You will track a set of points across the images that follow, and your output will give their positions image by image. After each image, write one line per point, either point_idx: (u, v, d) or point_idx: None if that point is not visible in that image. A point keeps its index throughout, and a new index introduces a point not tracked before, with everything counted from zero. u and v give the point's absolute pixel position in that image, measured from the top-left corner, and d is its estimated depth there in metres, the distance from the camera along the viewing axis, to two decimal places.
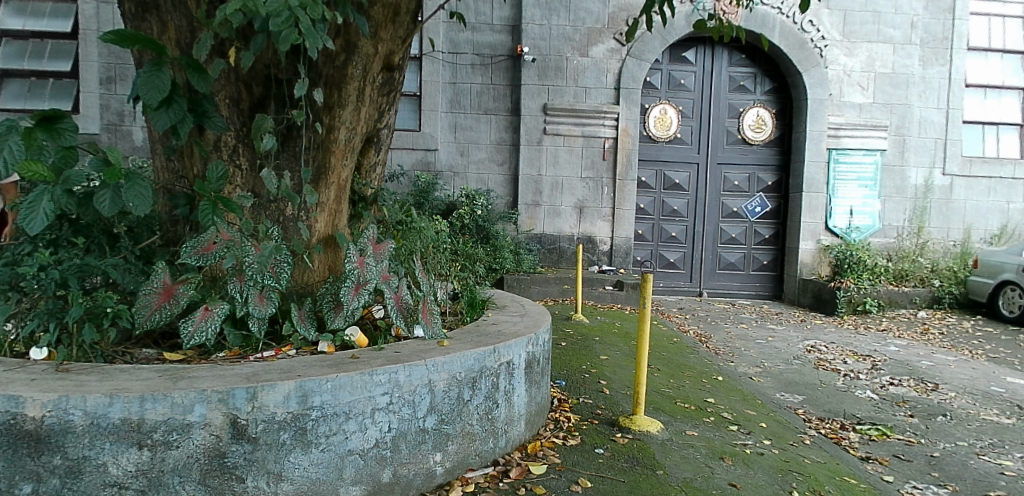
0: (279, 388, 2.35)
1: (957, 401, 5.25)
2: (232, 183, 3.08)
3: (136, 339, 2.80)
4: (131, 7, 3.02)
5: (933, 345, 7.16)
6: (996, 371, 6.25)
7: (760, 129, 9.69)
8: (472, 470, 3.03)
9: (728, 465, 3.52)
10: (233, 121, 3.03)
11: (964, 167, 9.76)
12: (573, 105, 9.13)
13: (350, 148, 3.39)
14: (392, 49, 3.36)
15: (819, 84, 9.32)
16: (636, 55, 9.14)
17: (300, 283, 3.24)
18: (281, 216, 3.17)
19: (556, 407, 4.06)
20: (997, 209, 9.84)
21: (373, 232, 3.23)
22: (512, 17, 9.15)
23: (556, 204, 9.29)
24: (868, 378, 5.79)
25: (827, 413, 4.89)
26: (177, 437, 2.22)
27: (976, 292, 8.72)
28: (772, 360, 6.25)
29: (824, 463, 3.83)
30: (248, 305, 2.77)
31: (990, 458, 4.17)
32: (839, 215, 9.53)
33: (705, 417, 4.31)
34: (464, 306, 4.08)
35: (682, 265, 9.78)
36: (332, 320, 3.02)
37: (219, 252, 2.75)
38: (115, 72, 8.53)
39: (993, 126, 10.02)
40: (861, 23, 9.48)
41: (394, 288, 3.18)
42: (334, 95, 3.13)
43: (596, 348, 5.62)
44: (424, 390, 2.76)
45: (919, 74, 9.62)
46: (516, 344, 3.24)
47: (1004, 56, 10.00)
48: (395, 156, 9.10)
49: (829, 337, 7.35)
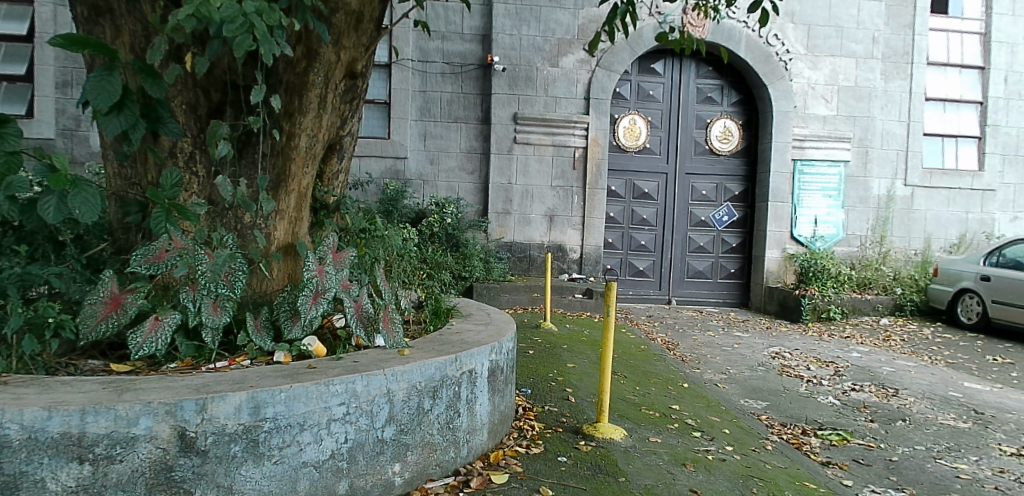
0: (230, 399, 2.31)
1: (916, 406, 5.39)
2: (188, 190, 3.03)
3: (81, 350, 2.73)
4: (83, 11, 2.96)
5: (895, 351, 7.34)
6: (955, 376, 6.42)
7: (727, 140, 9.86)
8: (432, 480, 3.00)
9: (690, 471, 3.56)
10: (190, 127, 2.99)
11: (925, 178, 10.06)
12: (543, 114, 9.18)
13: (312, 155, 3.37)
14: (355, 56, 3.36)
15: (784, 97, 9.53)
16: (605, 66, 9.25)
17: (257, 292, 3.19)
18: (237, 224, 3.12)
19: (522, 416, 4.06)
20: (956, 219, 10.16)
21: (333, 240, 3.19)
22: (483, 27, 9.22)
23: (527, 213, 9.31)
24: (831, 384, 5.91)
25: (789, 418, 4.97)
26: (121, 451, 2.16)
27: (936, 299, 8.97)
28: (738, 367, 6.34)
29: (784, 468, 3.89)
30: (202, 314, 2.72)
31: (947, 462, 4.28)
32: (804, 225, 9.72)
33: (670, 424, 4.35)
34: (428, 315, 4.03)
35: (651, 273, 9.87)
36: (289, 329, 2.97)
37: (171, 260, 2.69)
38: (72, 76, 8.34)
39: (952, 139, 10.32)
40: (825, 38, 9.72)
41: (354, 296, 3.14)
42: (294, 102, 3.12)
43: (564, 356, 5.64)
44: (383, 399, 2.73)
45: (881, 88, 9.90)
46: (479, 352, 3.23)
47: (963, 70, 10.31)
48: (363, 164, 9.05)
49: (794, 344, 7.48)
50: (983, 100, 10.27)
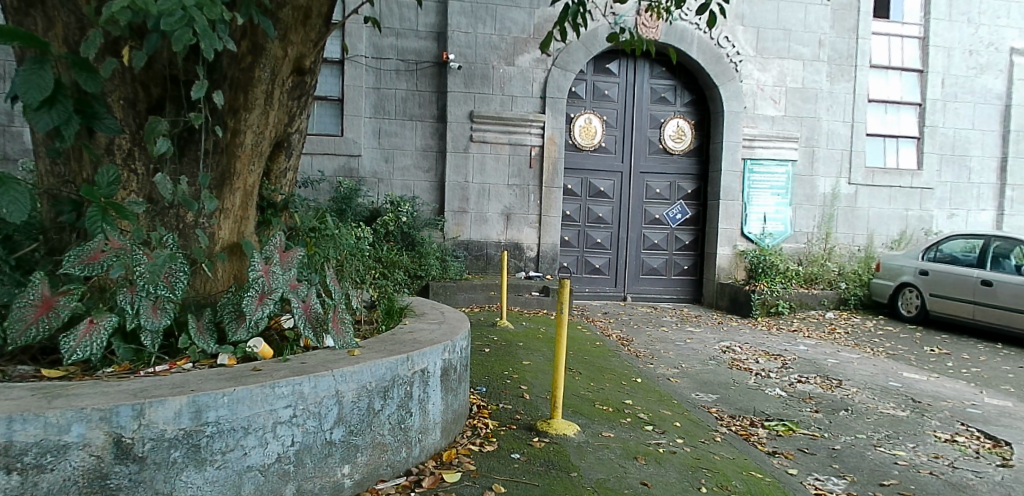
0: (169, 404, 2.24)
1: (858, 396, 5.63)
2: (126, 188, 2.92)
3: (10, 356, 2.61)
4: (12, 2, 2.83)
5: (839, 344, 7.64)
6: (895, 367, 6.72)
7: (680, 140, 10.06)
8: (383, 481, 2.99)
9: (641, 464, 3.63)
10: (128, 123, 2.88)
11: (868, 177, 10.49)
12: (499, 112, 9.20)
13: (258, 152, 3.30)
14: (303, 52, 3.30)
15: (734, 98, 9.79)
16: (561, 65, 9.32)
17: (201, 293, 3.11)
18: (180, 223, 3.03)
19: (476, 414, 4.07)
20: (896, 216, 10.62)
21: (280, 239, 3.13)
22: (438, 24, 9.17)
23: (483, 211, 9.32)
24: (778, 377, 6.12)
25: (738, 410, 5.12)
26: (52, 459, 2.08)
27: (878, 293, 9.36)
28: (690, 362, 6.50)
29: (733, 459, 4.01)
30: (140, 316, 2.64)
31: (885, 449, 4.48)
32: (754, 222, 10.02)
33: (623, 418, 4.43)
34: (381, 314, 4.00)
35: (607, 271, 10.01)
36: (233, 331, 2.90)
37: (107, 261, 2.60)
38: (3, 68, 7.94)
39: (893, 139, 10.79)
40: (773, 41, 10.03)
41: (302, 296, 3.09)
42: (239, 98, 3.05)
43: (519, 354, 5.67)
44: (331, 401, 2.70)
45: (827, 90, 10.26)
46: (431, 351, 3.22)
47: (903, 74, 10.77)
48: (316, 161, 8.90)
49: (744, 338, 7.71)
50: (922, 102, 10.76)
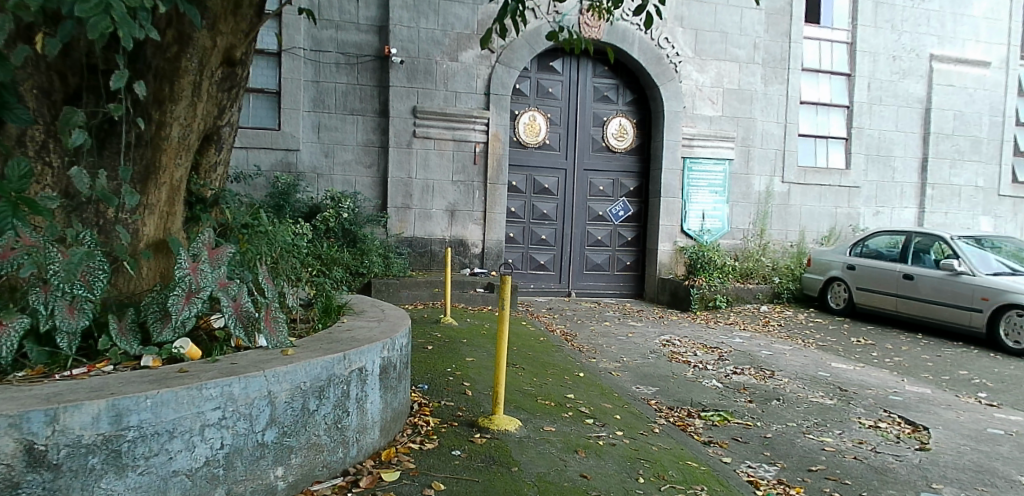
0: (86, 408, 2.14)
1: (789, 386, 5.90)
2: (39, 183, 2.76)
3: None
4: None
5: (772, 336, 7.98)
6: (823, 358, 7.07)
7: (622, 138, 10.26)
8: (319, 482, 2.94)
9: (581, 457, 3.70)
10: (42, 114, 2.72)
11: (800, 176, 10.97)
12: (443, 108, 9.14)
13: (185, 146, 3.18)
14: (233, 43, 3.20)
15: (674, 98, 10.05)
16: (505, 62, 9.34)
17: (124, 292, 2.99)
18: (100, 219, 2.91)
19: (417, 412, 4.05)
20: (826, 213, 11.18)
21: (209, 236, 3.03)
22: (379, 18, 9.03)
23: (427, 207, 9.25)
24: (714, 368, 6.34)
25: (676, 401, 5.29)
26: None
27: (809, 287, 9.80)
28: (631, 355, 6.65)
29: (670, 449, 4.13)
30: (55, 317, 2.50)
31: (814, 436, 4.71)
32: (693, 219, 10.33)
33: (564, 412, 4.50)
34: (318, 313, 3.91)
35: (552, 267, 10.11)
36: (158, 332, 2.79)
37: (18, 259, 2.45)
38: None
39: (823, 140, 11.32)
40: (710, 43, 10.35)
41: (233, 295, 3.00)
42: (165, 89, 2.93)
43: (462, 351, 5.67)
44: (263, 402, 2.63)
45: (762, 91, 10.67)
46: (370, 350, 3.18)
47: (831, 77, 11.30)
48: (252, 156, 8.64)
49: (683, 331, 7.96)
50: (850, 105, 11.33)
